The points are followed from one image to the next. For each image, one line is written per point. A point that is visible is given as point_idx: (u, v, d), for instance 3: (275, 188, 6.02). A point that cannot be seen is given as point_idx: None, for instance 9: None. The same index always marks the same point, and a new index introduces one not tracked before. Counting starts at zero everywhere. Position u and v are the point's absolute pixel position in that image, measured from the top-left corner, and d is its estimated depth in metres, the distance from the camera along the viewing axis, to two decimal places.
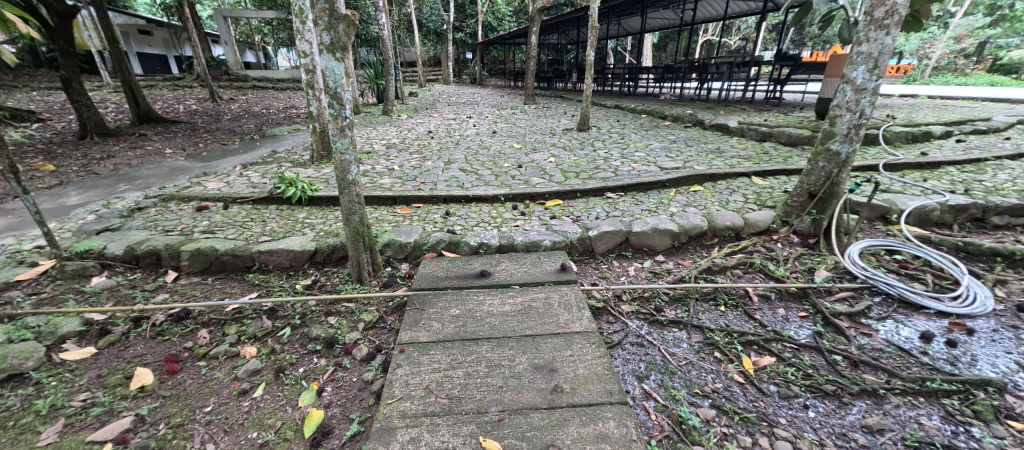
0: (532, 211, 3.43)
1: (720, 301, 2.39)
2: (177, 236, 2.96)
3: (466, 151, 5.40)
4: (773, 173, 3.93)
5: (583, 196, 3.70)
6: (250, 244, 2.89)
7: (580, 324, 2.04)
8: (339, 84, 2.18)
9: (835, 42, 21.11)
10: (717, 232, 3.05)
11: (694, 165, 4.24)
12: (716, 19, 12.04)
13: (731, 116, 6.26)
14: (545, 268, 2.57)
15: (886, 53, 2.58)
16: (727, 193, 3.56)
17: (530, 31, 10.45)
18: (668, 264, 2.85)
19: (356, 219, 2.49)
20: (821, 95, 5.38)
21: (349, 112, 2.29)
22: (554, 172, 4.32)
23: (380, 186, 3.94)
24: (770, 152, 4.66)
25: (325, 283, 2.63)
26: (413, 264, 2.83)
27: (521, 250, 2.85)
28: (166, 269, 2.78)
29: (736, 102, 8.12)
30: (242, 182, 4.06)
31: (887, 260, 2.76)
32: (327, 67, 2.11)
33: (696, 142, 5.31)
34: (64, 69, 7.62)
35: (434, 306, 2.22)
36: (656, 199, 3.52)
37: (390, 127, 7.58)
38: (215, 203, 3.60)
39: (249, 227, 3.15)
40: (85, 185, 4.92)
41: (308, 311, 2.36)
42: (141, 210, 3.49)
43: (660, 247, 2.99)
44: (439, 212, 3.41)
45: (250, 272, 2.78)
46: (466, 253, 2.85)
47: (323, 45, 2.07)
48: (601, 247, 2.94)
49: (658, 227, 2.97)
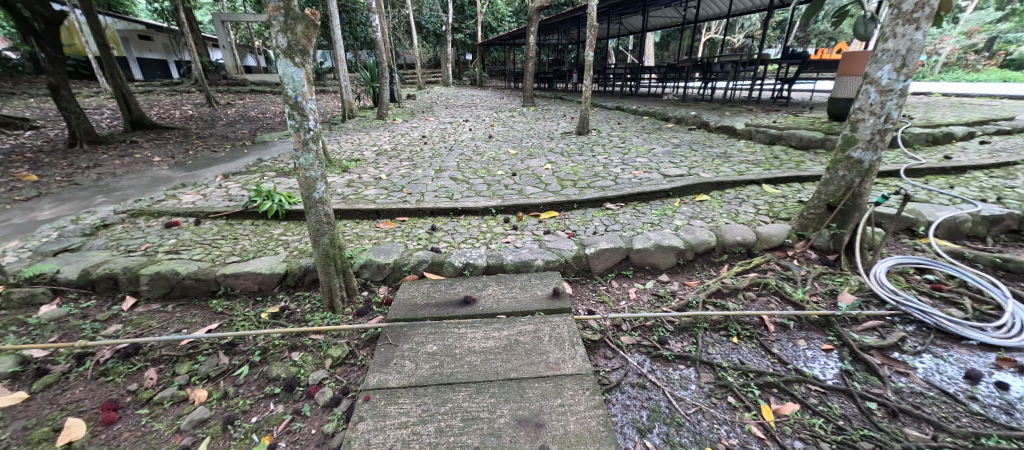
0: (524, 224, 3.17)
1: (732, 331, 2.12)
2: (138, 258, 2.73)
3: (459, 157, 5.17)
4: (785, 181, 3.65)
5: (580, 207, 3.44)
6: (216, 265, 2.65)
7: (573, 364, 1.78)
8: (300, 93, 1.94)
9: (841, 40, 20.72)
10: (726, 248, 2.78)
11: (700, 171, 3.97)
12: (720, 16, 11.73)
13: (737, 117, 5.98)
14: (536, 293, 2.32)
15: (916, 50, 2.30)
16: (736, 204, 3.29)
17: (529, 31, 10.19)
18: (672, 286, 2.59)
19: (325, 241, 2.24)
20: (835, 97, 5.12)
21: (313, 124, 2.04)
22: (550, 180, 4.07)
23: (364, 198, 3.70)
24: (781, 156, 4.38)
25: (294, 311, 2.39)
26: (393, 287, 2.59)
27: (511, 270, 2.59)
28: (125, 295, 2.56)
29: (742, 102, 7.84)
30: (220, 195, 3.84)
31: (918, 280, 2.48)
32: (286, 75, 1.88)
33: (701, 145, 5.04)
34: (52, 76, 7.42)
35: (408, 342, 1.97)
36: (659, 211, 3.27)
37: (383, 131, 7.36)
38: (186, 218, 3.38)
39: (219, 247, 2.91)
40: (62, 197, 4.71)
41: (271, 346, 2.11)
42: (107, 227, 3.27)
43: (664, 265, 2.73)
44: (424, 227, 3.17)
45: (216, 297, 2.55)
46: (451, 275, 2.59)
47: (280, 48, 1.83)
48: (599, 266, 2.69)
49: (661, 243, 2.71)
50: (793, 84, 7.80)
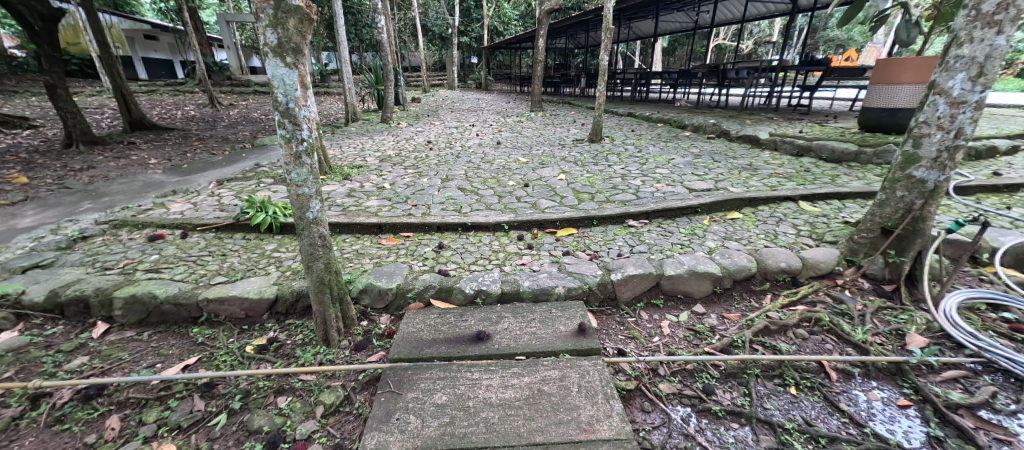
0: (540, 243, 2.90)
1: (788, 379, 1.83)
2: (114, 277, 2.46)
3: (467, 164, 4.91)
4: (824, 197, 3.36)
5: (600, 224, 3.16)
6: (200, 287, 2.38)
7: (609, 425, 1.49)
8: (292, 98, 1.66)
9: (851, 47, 20.43)
10: (768, 275, 2.49)
11: (728, 185, 3.68)
12: (733, 21, 11.47)
13: (759, 126, 5.68)
14: (558, 329, 2.03)
15: (996, 57, 2.01)
16: (772, 223, 3.00)
17: (538, 34, 9.88)
18: (710, 319, 2.29)
19: (319, 266, 1.96)
20: (867, 105, 4.84)
21: (308, 133, 1.76)
22: (566, 193, 3.78)
23: (366, 210, 3.43)
24: (812, 169, 4.09)
25: (284, 343, 2.11)
26: (395, 316, 2.30)
27: (528, 299, 2.30)
28: (96, 321, 2.28)
29: (760, 110, 7.56)
30: (211, 204, 3.58)
31: (992, 319, 2.17)
32: (275, 77, 1.61)
33: (723, 156, 4.74)
34: (49, 75, 7.20)
35: (413, 389, 1.69)
36: (687, 230, 2.98)
37: (388, 136, 7.11)
38: (172, 231, 3.11)
39: (204, 265, 2.64)
40: (48, 202, 4.45)
41: (253, 388, 1.83)
42: (85, 239, 3.00)
43: (698, 294, 2.44)
44: (431, 244, 2.90)
45: (197, 325, 2.28)
46: (461, 303, 2.31)
47: (269, 46, 1.57)
48: (626, 294, 2.40)
49: (696, 269, 2.42)
50: (813, 92, 7.50)
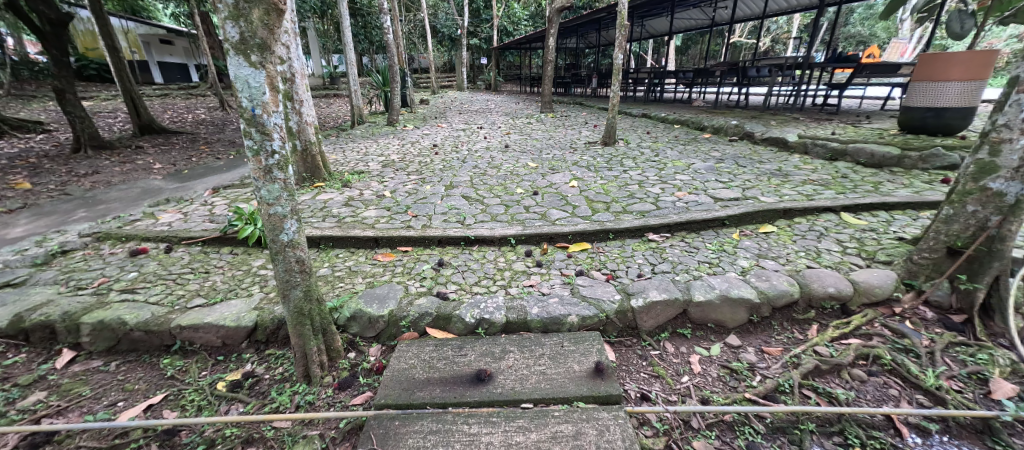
0: (551, 260, 2.62)
1: (852, 438, 1.51)
2: (85, 299, 2.27)
3: (472, 170, 4.65)
4: (868, 208, 3.00)
5: (617, 238, 2.88)
6: (175, 312, 2.16)
7: None
8: (259, 103, 1.41)
9: (874, 43, 19.67)
10: (814, 302, 2.16)
11: (758, 194, 3.34)
12: (751, 17, 11.00)
13: (786, 128, 5.30)
14: (571, 368, 1.76)
15: None
16: (812, 239, 2.66)
17: (548, 33, 9.57)
18: (746, 353, 1.98)
19: (298, 294, 1.72)
20: (907, 104, 4.44)
21: (279, 144, 1.50)
22: (579, 202, 3.49)
23: (362, 221, 3.20)
24: (851, 176, 3.72)
25: (261, 379, 1.87)
26: (386, 346, 2.04)
27: (537, 330, 2.02)
28: (62, 348, 2.08)
29: (785, 109, 7.14)
30: (202, 214, 3.39)
31: None
32: (238, 78, 1.36)
33: (748, 161, 4.39)
34: (57, 79, 7.17)
35: (399, 448, 1.41)
36: (714, 245, 2.67)
37: (393, 139, 6.92)
38: (157, 245, 2.92)
39: (183, 284, 2.43)
40: (43, 210, 4.32)
41: (219, 438, 1.59)
42: (65, 254, 2.82)
43: (732, 324, 2.13)
44: (430, 261, 2.65)
45: (170, 354, 2.06)
46: (461, 333, 2.04)
47: (229, 43, 1.32)
48: (648, 323, 2.11)
49: (728, 295, 2.12)
50: (843, 90, 7.03)
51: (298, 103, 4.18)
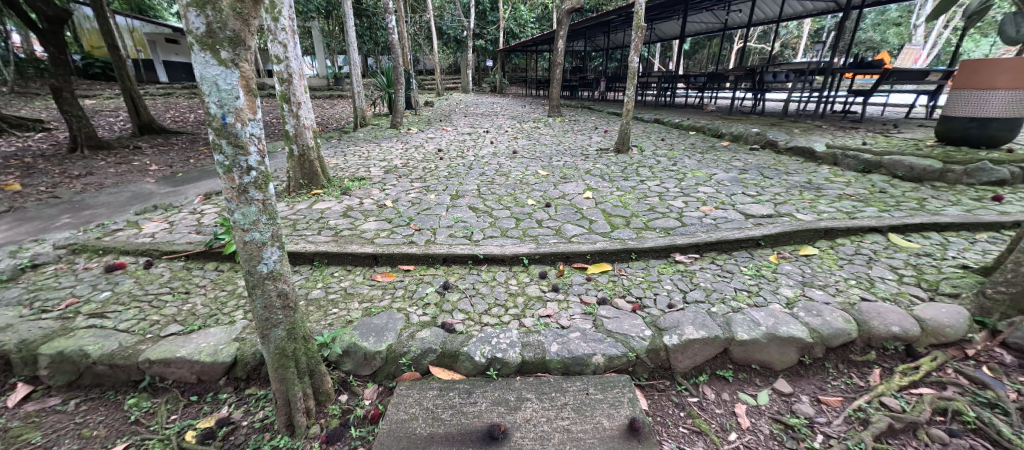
0: (569, 284, 2.36)
1: None
2: (49, 323, 2.02)
3: (479, 178, 4.40)
4: (918, 229, 2.72)
5: (640, 258, 2.61)
6: (146, 342, 1.91)
7: None
8: (232, 110, 1.16)
9: (886, 49, 19.32)
10: (873, 342, 1.89)
11: (792, 211, 3.06)
12: (766, 21, 10.69)
13: (812, 136, 5.02)
14: (600, 425, 1.48)
15: None
16: (861, 264, 2.38)
17: (558, 35, 9.31)
18: (801, 404, 1.70)
19: (280, 333, 1.46)
20: (946, 113, 4.18)
21: (256, 159, 1.24)
22: (596, 216, 3.23)
23: (361, 235, 2.95)
24: (890, 191, 3.44)
25: (238, 427, 1.61)
26: (384, 388, 1.78)
27: (557, 371, 1.76)
28: (18, 382, 1.84)
29: (805, 117, 6.85)
30: (188, 225, 3.15)
31: None
32: (204, 79, 1.11)
33: (774, 172, 4.12)
34: (53, 77, 6.93)
35: None
36: (751, 270, 2.40)
37: (396, 143, 6.68)
38: (136, 259, 2.68)
39: (160, 307, 2.17)
40: (26, 215, 4.11)
41: None
42: (35, 268, 2.57)
43: (780, 366, 1.85)
44: (435, 283, 2.39)
45: (138, 392, 1.80)
46: (469, 374, 1.77)
47: (193, 36, 1.07)
48: (684, 363, 1.84)
49: (776, 333, 1.85)
50: (868, 97, 6.73)
51: (296, 105, 3.94)
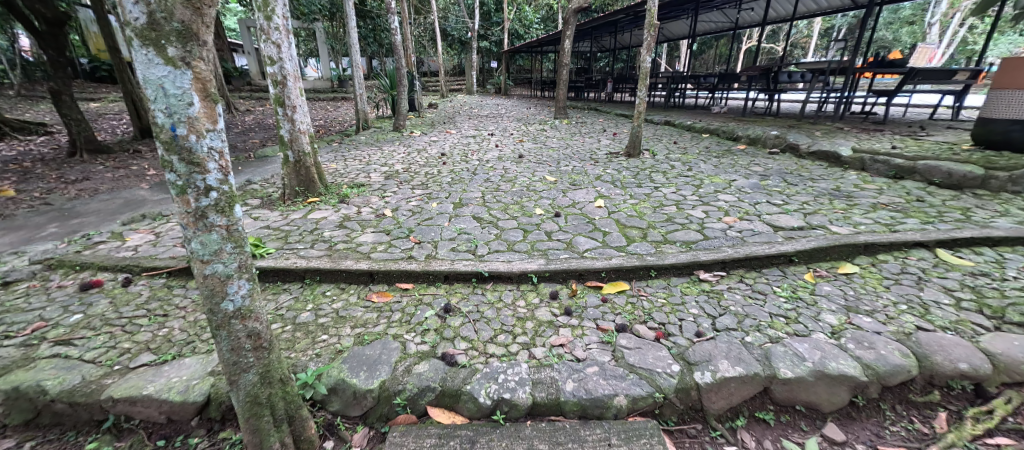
0: (583, 306, 2.14)
1: None
2: (8, 352, 1.83)
3: (484, 184, 4.18)
4: (968, 244, 2.47)
5: (660, 276, 2.38)
6: (112, 375, 1.71)
7: None
8: (185, 119, 0.96)
9: (898, 49, 18.91)
10: (936, 380, 1.64)
11: (825, 222, 2.82)
12: (778, 20, 10.39)
13: (835, 140, 4.75)
14: None
15: None
16: (910, 285, 2.14)
17: (565, 35, 9.07)
18: None
19: (251, 378, 1.25)
20: (984, 114, 3.99)
21: (215, 178, 1.03)
22: (609, 227, 3.00)
23: (356, 249, 2.74)
24: (929, 199, 3.17)
25: None
26: (375, 432, 1.55)
27: (573, 414, 1.54)
28: None
29: (824, 118, 6.56)
30: (174, 237, 2.97)
31: None
32: (148, 82, 0.90)
33: (798, 178, 3.87)
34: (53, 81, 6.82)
35: None
36: (786, 291, 2.16)
37: (398, 146, 6.50)
38: (115, 275, 2.50)
39: (132, 333, 1.98)
40: (14, 223, 3.95)
41: None
42: (6, 286, 2.40)
43: (829, 407, 1.61)
44: (436, 305, 2.17)
45: (100, 433, 1.60)
46: (472, 416, 1.55)
47: (131, 27, 0.87)
48: (719, 404, 1.60)
49: (824, 370, 1.61)
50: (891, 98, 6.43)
51: (290, 109, 3.73)
